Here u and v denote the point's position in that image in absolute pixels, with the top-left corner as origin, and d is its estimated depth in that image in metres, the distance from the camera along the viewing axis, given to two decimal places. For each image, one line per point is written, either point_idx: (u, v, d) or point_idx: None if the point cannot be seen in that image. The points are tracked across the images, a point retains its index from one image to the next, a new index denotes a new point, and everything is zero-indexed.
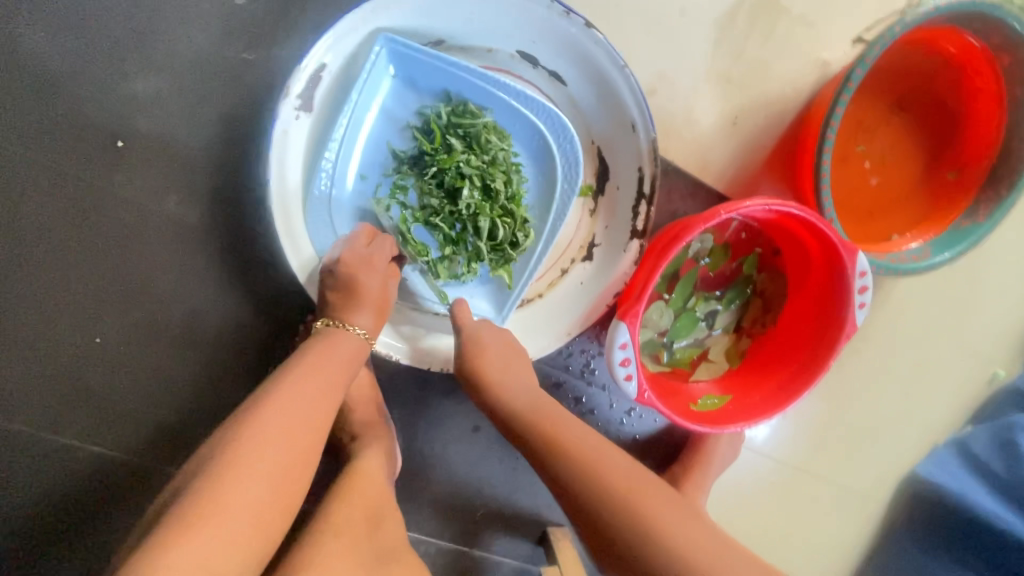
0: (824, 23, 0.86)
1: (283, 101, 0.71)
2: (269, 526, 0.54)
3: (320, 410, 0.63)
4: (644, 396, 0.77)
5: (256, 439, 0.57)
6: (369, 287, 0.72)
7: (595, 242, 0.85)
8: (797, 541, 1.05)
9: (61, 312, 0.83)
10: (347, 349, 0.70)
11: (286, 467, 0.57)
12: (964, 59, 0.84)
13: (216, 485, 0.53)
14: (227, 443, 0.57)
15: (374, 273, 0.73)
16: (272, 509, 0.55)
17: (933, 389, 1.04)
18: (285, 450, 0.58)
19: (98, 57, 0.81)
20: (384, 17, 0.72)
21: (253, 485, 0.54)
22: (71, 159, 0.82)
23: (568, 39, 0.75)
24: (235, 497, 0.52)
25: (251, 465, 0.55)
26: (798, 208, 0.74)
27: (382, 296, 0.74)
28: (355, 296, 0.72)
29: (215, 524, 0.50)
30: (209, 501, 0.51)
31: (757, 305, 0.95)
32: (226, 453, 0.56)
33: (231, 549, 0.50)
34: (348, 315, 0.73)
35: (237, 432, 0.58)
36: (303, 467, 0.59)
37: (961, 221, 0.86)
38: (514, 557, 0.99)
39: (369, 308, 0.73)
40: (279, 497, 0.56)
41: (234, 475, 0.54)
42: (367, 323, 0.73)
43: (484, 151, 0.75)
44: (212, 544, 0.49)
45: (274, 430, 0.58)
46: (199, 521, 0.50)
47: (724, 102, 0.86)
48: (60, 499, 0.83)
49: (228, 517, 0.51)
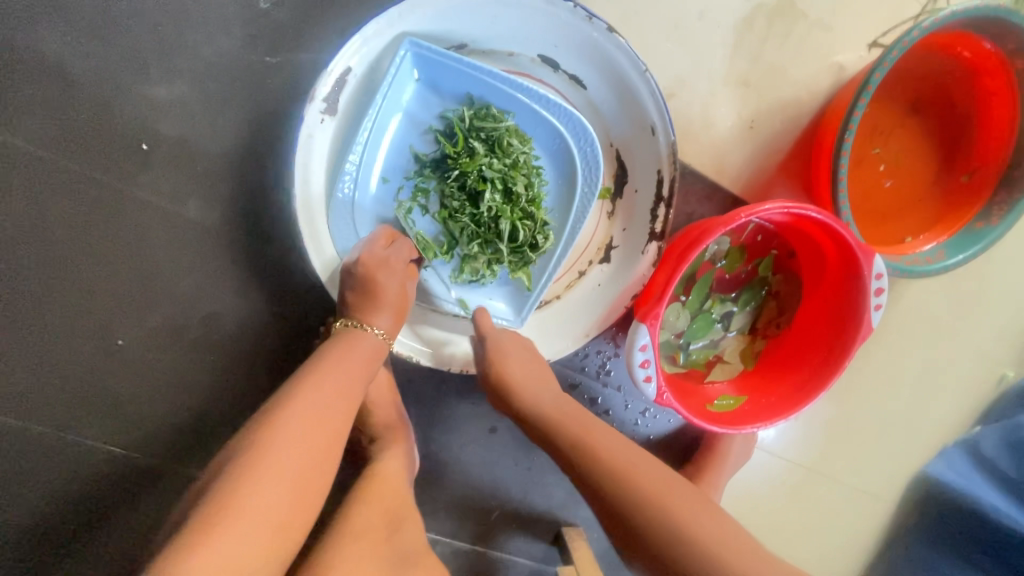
0: (840, 28, 0.87)
1: (309, 105, 0.72)
2: (290, 525, 0.54)
3: (338, 408, 0.63)
4: (664, 397, 0.78)
5: (276, 438, 0.57)
6: (389, 288, 0.72)
7: (613, 245, 0.86)
8: (808, 541, 1.06)
9: (83, 314, 0.83)
10: (363, 349, 0.70)
11: (303, 467, 0.57)
12: (979, 63, 0.85)
13: (237, 484, 0.53)
14: (247, 443, 0.57)
15: (392, 274, 0.73)
16: (291, 511, 0.55)
17: (944, 390, 1.05)
18: (305, 448, 0.58)
19: (121, 60, 0.81)
20: (409, 22, 0.73)
21: (270, 486, 0.54)
22: (93, 162, 0.82)
23: (590, 44, 0.76)
24: (256, 495, 0.53)
25: (271, 464, 0.55)
26: (816, 212, 0.75)
27: (400, 297, 0.74)
28: (373, 296, 0.72)
29: (235, 524, 0.50)
30: (229, 502, 0.52)
31: (771, 307, 0.96)
32: (246, 452, 0.56)
33: (252, 548, 0.50)
34: (367, 316, 0.73)
35: (256, 432, 0.58)
36: (324, 465, 0.59)
37: (975, 223, 0.87)
38: (528, 557, 1.00)
39: (388, 309, 0.73)
40: (299, 495, 0.56)
41: (254, 475, 0.54)
42: (385, 324, 0.73)
43: (505, 155, 0.75)
44: (232, 543, 0.49)
45: (293, 429, 0.58)
46: (218, 521, 0.50)
47: (741, 105, 0.87)
48: (74, 502, 0.82)
49: (249, 517, 0.51)
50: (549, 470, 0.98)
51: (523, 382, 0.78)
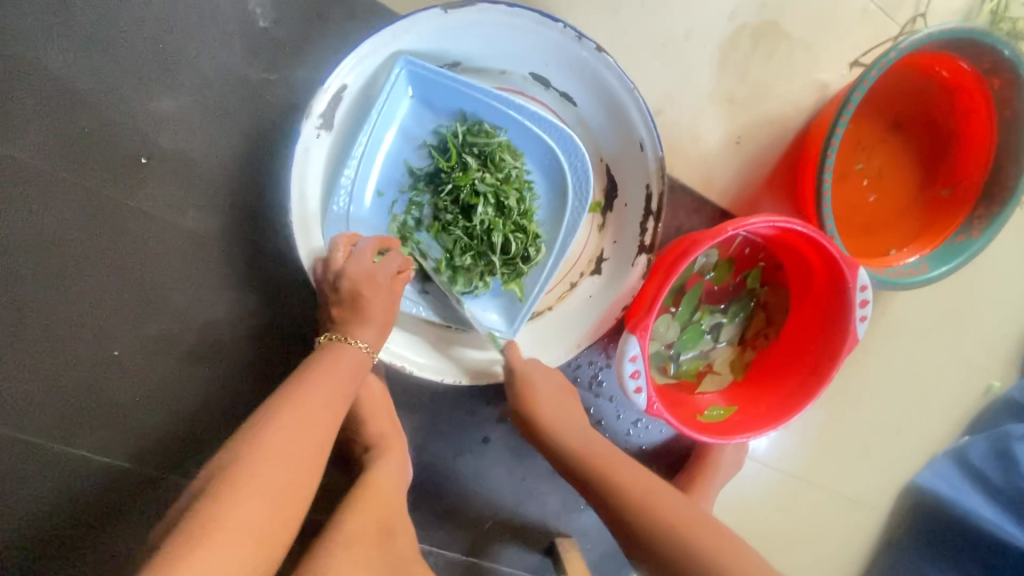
0: (823, 47, 0.89)
1: (306, 120, 0.74)
2: (274, 538, 0.54)
3: (321, 424, 0.63)
4: (654, 407, 0.79)
5: (259, 455, 0.58)
6: (374, 305, 0.73)
7: (604, 257, 0.88)
8: (801, 551, 1.07)
9: (81, 325, 0.84)
10: (348, 363, 0.71)
11: (286, 482, 0.58)
12: (956, 82, 0.88)
13: (218, 502, 0.53)
14: (229, 461, 0.58)
15: (378, 289, 0.73)
16: (274, 525, 0.55)
17: (932, 400, 1.07)
18: (288, 463, 0.59)
19: (122, 77, 0.83)
20: (404, 41, 0.75)
21: (253, 500, 0.54)
22: (93, 175, 0.84)
23: (581, 63, 0.78)
24: (238, 512, 0.53)
25: (253, 481, 0.56)
26: (801, 225, 0.77)
27: (385, 311, 0.74)
28: (359, 311, 0.73)
29: (217, 539, 0.50)
30: (210, 518, 0.52)
31: (760, 318, 0.98)
32: (227, 470, 0.56)
33: (236, 561, 0.50)
34: (352, 330, 0.73)
35: (238, 449, 0.59)
36: (307, 480, 0.60)
37: (957, 236, 0.89)
38: (522, 568, 1.01)
39: (373, 324, 0.73)
40: (283, 509, 0.56)
41: (235, 492, 0.54)
42: (369, 338, 0.73)
43: (498, 169, 0.77)
44: (214, 559, 0.49)
45: (275, 445, 0.59)
46: (199, 537, 0.50)
47: (728, 121, 0.90)
48: (63, 508, 0.83)
49: (231, 533, 0.52)
50: (543, 479, 0.98)
51: (540, 393, 0.81)
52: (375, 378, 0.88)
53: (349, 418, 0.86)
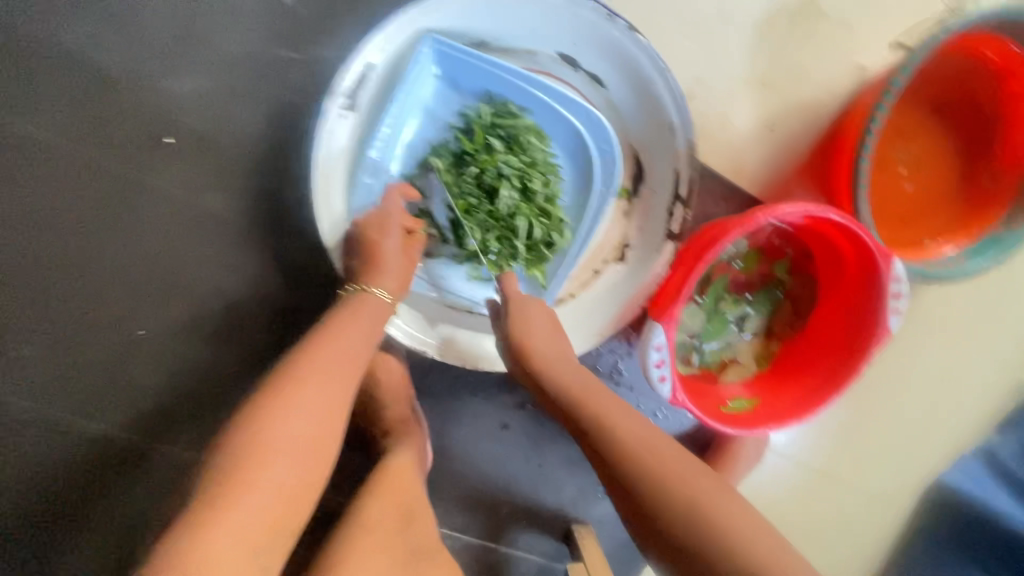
0: (863, 27, 0.86)
1: (329, 100, 0.72)
2: (299, 498, 0.55)
3: (340, 383, 0.62)
4: (677, 397, 0.78)
5: (281, 411, 0.57)
6: (387, 247, 0.73)
7: (629, 244, 0.86)
8: (824, 546, 1.05)
9: (105, 304, 0.85)
10: (367, 316, 0.69)
11: (312, 437, 0.58)
12: (1003, 65, 0.84)
13: (239, 465, 0.53)
14: (247, 421, 0.57)
15: (390, 233, 0.73)
16: (302, 480, 0.56)
17: (964, 396, 1.02)
18: (310, 421, 0.58)
19: (148, 58, 0.83)
20: (432, 19, 0.74)
21: (279, 458, 0.55)
22: (118, 154, 0.84)
23: (611, 42, 0.76)
24: (262, 471, 0.53)
25: (274, 444, 0.55)
26: (836, 213, 0.74)
27: (401, 258, 0.74)
28: (374, 259, 0.72)
29: (246, 499, 0.51)
30: (234, 479, 0.52)
31: (788, 309, 0.95)
32: (249, 424, 0.56)
33: (264, 519, 0.52)
34: (370, 278, 0.72)
35: (261, 402, 0.58)
36: (330, 433, 0.60)
37: (997, 228, 0.86)
38: (537, 554, 1.00)
39: (391, 269, 0.72)
40: (309, 465, 0.57)
41: (262, 447, 0.55)
42: (390, 286, 0.72)
43: (523, 152, 0.76)
44: (238, 526, 0.50)
45: (298, 398, 0.59)
46: (222, 502, 0.50)
47: (760, 105, 0.87)
48: (76, 484, 0.83)
49: (255, 492, 0.52)
50: (560, 467, 0.98)
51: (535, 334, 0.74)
52: (393, 360, 0.88)
53: (370, 401, 0.87)
